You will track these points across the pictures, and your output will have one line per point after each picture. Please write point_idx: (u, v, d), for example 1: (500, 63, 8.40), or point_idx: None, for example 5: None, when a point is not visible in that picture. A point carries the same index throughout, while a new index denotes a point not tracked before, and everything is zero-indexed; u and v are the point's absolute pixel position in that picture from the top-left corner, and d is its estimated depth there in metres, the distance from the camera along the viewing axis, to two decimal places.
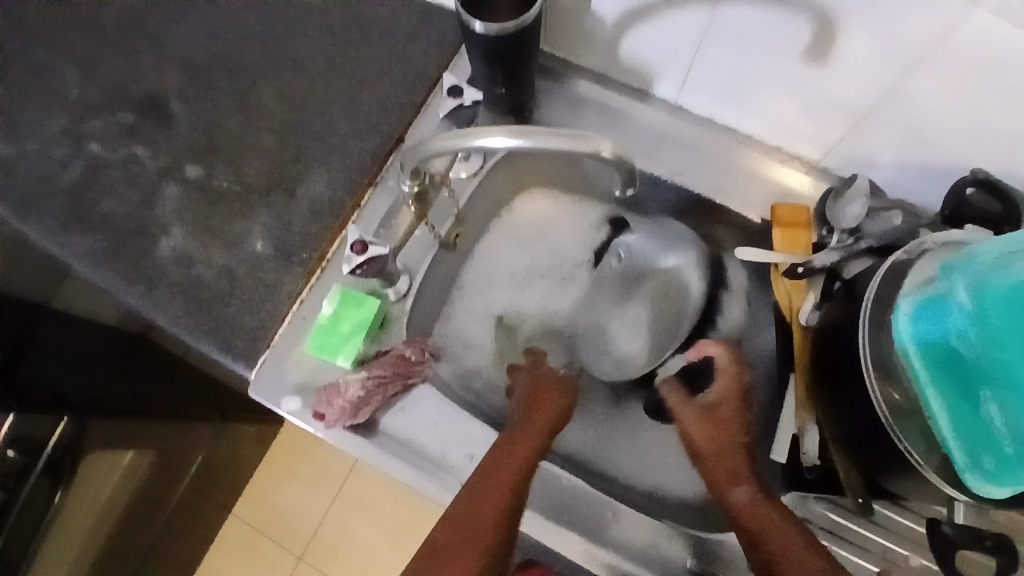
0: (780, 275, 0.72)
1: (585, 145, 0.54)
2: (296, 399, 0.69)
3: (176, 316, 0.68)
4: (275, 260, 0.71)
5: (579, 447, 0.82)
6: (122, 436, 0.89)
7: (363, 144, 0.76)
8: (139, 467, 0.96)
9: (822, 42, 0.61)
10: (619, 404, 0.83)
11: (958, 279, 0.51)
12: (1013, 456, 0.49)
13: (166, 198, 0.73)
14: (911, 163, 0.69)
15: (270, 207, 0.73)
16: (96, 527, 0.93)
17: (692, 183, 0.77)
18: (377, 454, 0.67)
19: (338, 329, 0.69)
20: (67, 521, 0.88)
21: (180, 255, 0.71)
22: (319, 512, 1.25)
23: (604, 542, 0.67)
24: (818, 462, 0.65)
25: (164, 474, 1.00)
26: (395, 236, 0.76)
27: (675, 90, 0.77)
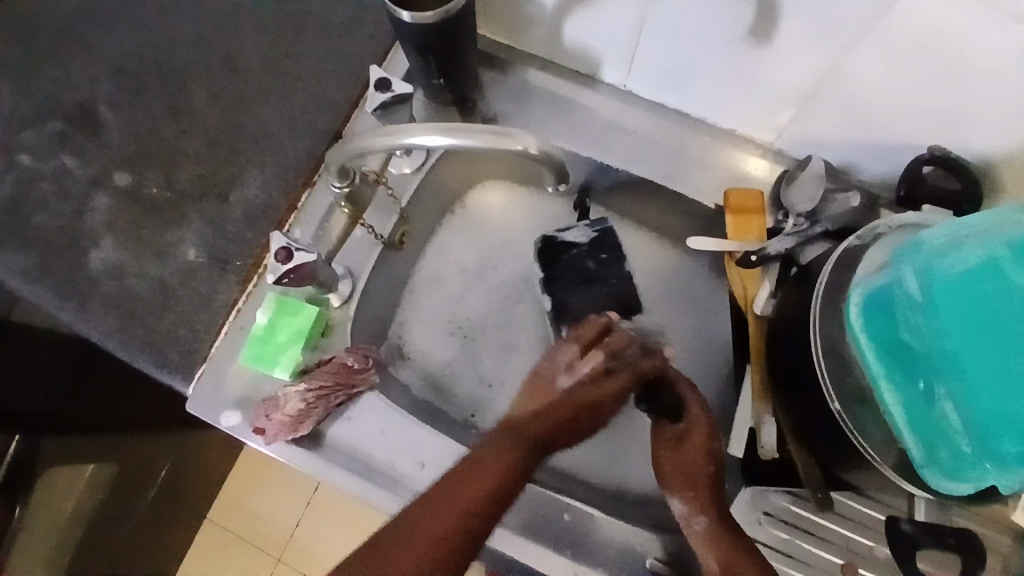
0: (732, 262, 0.69)
1: (507, 141, 0.53)
2: (236, 413, 0.66)
3: (110, 332, 0.64)
4: (209, 269, 0.67)
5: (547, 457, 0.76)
6: (75, 452, 0.85)
7: (298, 143, 0.73)
8: (100, 481, 0.91)
9: (761, 23, 0.59)
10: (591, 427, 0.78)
11: (908, 267, 0.48)
12: (971, 454, 0.46)
13: (96, 209, 0.69)
14: (861, 144, 0.66)
15: (204, 213, 0.69)
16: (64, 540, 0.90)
17: (641, 170, 0.75)
18: (323, 468, 0.65)
19: (274, 338, 0.66)
20: (31, 535, 0.87)
21: (113, 268, 0.67)
22: (291, 517, 1.21)
23: (562, 546, 0.64)
24: (776, 455, 0.63)
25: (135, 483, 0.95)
26: (331, 240, 0.72)
27: (621, 75, 0.74)
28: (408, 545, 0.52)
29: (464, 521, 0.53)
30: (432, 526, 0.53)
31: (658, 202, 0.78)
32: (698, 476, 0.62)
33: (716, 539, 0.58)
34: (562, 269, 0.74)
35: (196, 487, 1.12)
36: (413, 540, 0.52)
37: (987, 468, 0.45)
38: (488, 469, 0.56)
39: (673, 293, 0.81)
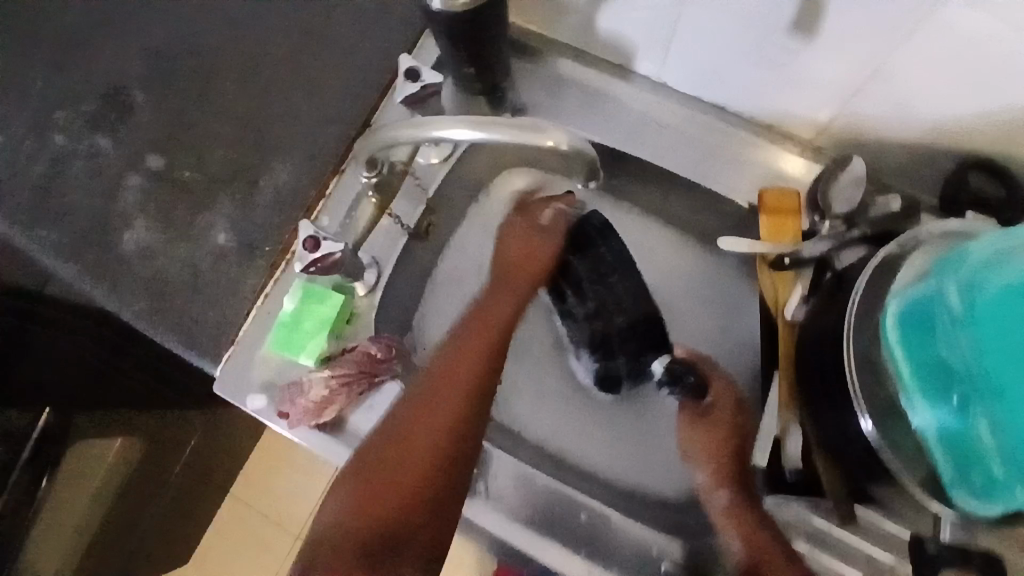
0: (764, 265, 0.69)
1: (537, 134, 0.52)
2: (262, 396, 0.67)
3: (141, 314, 0.65)
4: (238, 254, 0.68)
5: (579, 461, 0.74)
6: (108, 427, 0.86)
7: (328, 130, 0.73)
8: (129, 460, 0.90)
9: (807, 15, 0.56)
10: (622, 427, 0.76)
11: (951, 283, 0.47)
12: (1003, 478, 0.45)
13: (129, 191, 0.69)
14: (906, 145, 0.64)
15: (234, 198, 0.69)
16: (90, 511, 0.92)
17: (674, 164, 0.73)
18: (344, 455, 0.66)
19: (300, 325, 0.67)
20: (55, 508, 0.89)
21: (144, 251, 0.67)
22: (313, 498, 1.23)
23: (578, 543, 0.63)
24: (801, 465, 0.63)
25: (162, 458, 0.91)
26: (357, 230, 0.72)
27: (656, 66, 0.72)
28: (417, 443, 0.56)
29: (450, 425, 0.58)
30: (432, 415, 0.58)
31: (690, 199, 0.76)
32: (724, 446, 0.70)
33: (735, 517, 0.65)
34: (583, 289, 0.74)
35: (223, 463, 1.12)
36: (425, 428, 0.57)
37: (1019, 491, 0.45)
38: (467, 363, 0.62)
39: (700, 293, 0.80)
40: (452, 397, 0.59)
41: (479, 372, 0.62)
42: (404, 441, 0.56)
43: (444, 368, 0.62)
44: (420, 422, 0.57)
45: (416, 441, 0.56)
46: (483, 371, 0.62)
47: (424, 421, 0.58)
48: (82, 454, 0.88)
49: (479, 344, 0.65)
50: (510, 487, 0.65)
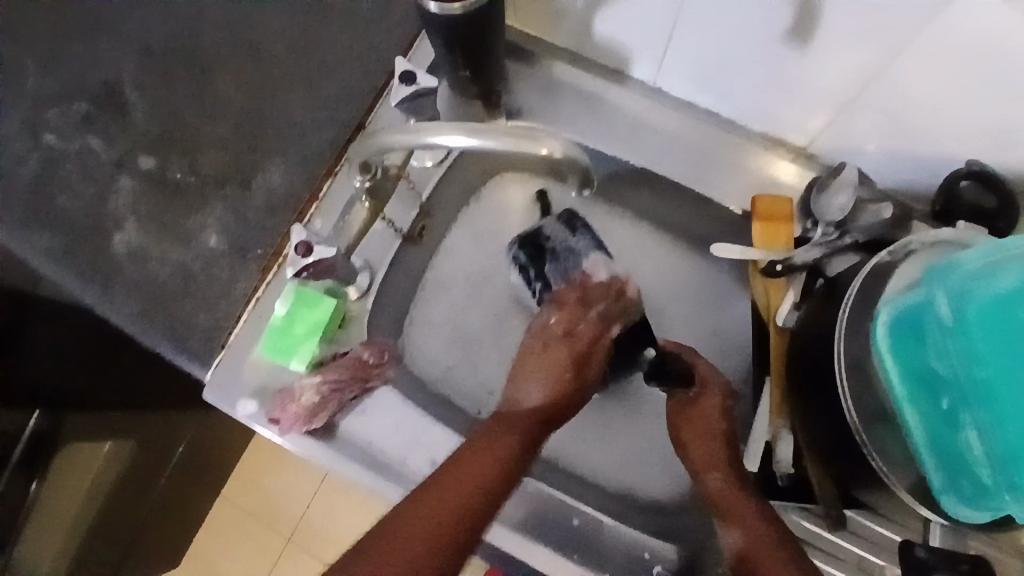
0: (757, 271, 0.69)
1: (531, 143, 0.52)
2: (253, 402, 0.67)
3: (130, 316, 0.64)
4: (230, 256, 0.68)
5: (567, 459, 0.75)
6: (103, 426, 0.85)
7: (323, 133, 0.73)
8: (122, 457, 0.88)
9: (803, 24, 0.57)
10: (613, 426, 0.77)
11: (940, 290, 0.46)
12: (991, 485, 0.45)
13: (120, 192, 0.68)
14: (897, 153, 0.64)
15: (227, 200, 0.69)
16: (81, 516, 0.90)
17: (671, 171, 0.73)
18: (336, 460, 0.65)
19: (293, 330, 0.67)
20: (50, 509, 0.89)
21: (135, 253, 0.66)
22: (305, 495, 1.21)
23: (571, 548, 0.64)
24: (792, 470, 0.62)
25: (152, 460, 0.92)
26: (349, 234, 0.71)
27: (652, 72, 0.73)
28: (423, 532, 0.50)
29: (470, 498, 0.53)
30: (450, 505, 0.52)
31: (683, 203, 0.77)
32: (711, 430, 0.67)
33: (732, 495, 0.61)
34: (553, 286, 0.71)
35: (214, 463, 1.11)
36: (434, 519, 0.51)
37: (1006, 499, 0.45)
38: (493, 453, 0.56)
39: (692, 297, 0.81)
40: (469, 493, 0.53)
41: (505, 463, 0.56)
42: (407, 532, 0.50)
43: (471, 459, 0.55)
44: (433, 515, 0.51)
45: (418, 535, 0.50)
46: (509, 464, 0.56)
47: (435, 515, 0.51)
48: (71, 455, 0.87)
49: (510, 435, 0.58)
50: None
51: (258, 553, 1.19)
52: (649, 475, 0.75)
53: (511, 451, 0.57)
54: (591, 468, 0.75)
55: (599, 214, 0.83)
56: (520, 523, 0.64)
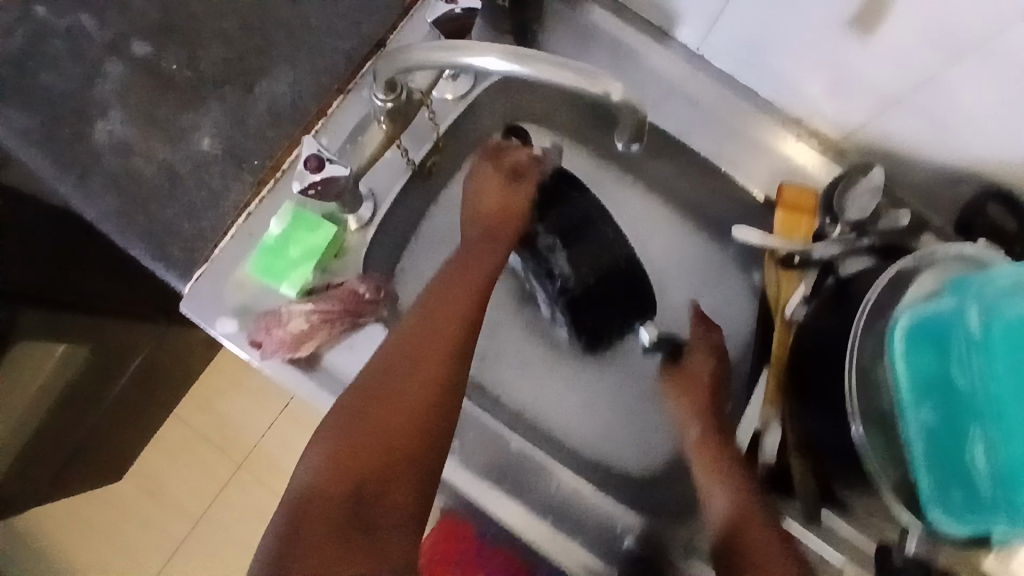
0: (771, 261, 0.69)
1: (593, 84, 0.49)
2: (233, 321, 0.62)
3: (108, 214, 0.59)
4: (223, 163, 0.62)
5: (548, 423, 0.74)
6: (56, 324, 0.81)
7: (338, 44, 0.67)
8: (66, 373, 0.82)
9: (869, 11, 0.54)
10: (598, 395, 0.76)
11: (971, 304, 0.46)
12: (988, 501, 0.46)
13: (108, 77, 0.62)
14: (930, 163, 0.63)
15: (224, 102, 0.63)
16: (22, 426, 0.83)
17: (697, 144, 0.72)
18: (315, 392, 0.63)
19: (285, 253, 0.62)
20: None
21: (119, 146, 0.61)
22: (263, 424, 1.16)
23: (545, 510, 0.63)
24: (774, 461, 0.63)
25: (107, 365, 0.86)
26: (360, 156, 0.66)
27: (698, 36, 0.69)
28: (392, 410, 0.52)
29: (431, 374, 0.54)
30: (412, 362, 0.54)
31: (702, 179, 0.74)
32: (698, 389, 0.68)
33: (711, 446, 0.64)
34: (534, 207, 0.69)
35: (169, 379, 1.05)
36: (402, 397, 0.52)
37: (998, 514, 0.46)
38: (436, 337, 0.56)
39: (697, 276, 0.79)
40: (425, 371, 0.54)
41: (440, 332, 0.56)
42: (369, 409, 0.52)
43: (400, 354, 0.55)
44: (394, 396, 0.52)
45: (388, 414, 0.51)
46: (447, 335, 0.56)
47: (397, 397, 0.52)
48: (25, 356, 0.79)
49: (449, 305, 0.58)
50: (478, 445, 0.64)
51: (206, 477, 1.15)
52: (627, 450, 0.74)
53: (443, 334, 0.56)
54: (569, 436, 0.74)
55: (612, 185, 0.80)
56: (497, 482, 0.63)
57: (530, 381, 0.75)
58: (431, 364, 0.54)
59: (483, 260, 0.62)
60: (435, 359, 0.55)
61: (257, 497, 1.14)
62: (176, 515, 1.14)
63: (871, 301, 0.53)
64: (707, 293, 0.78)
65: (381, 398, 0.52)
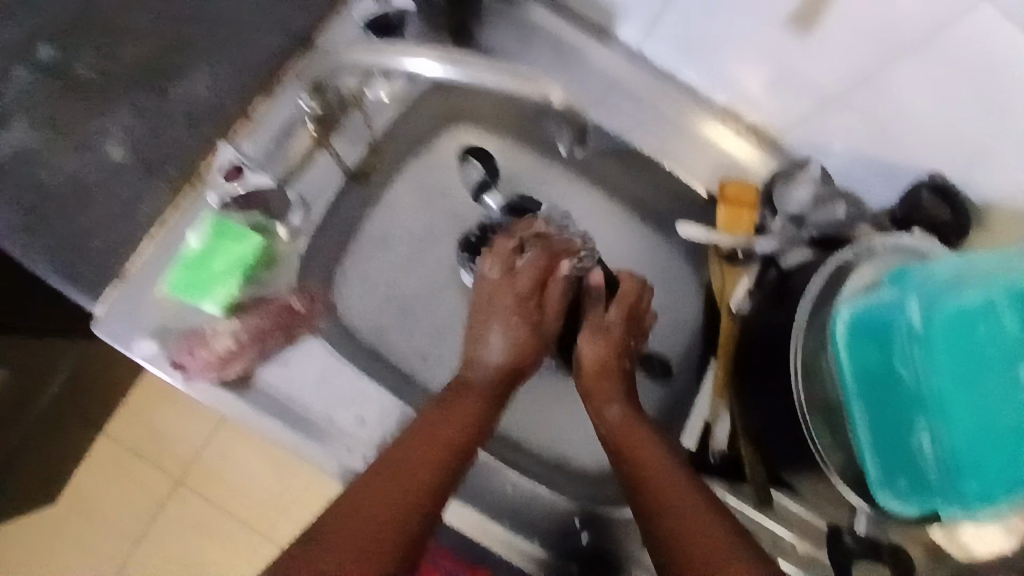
0: (715, 256, 0.69)
1: (529, 85, 0.47)
2: (153, 342, 0.57)
3: (8, 230, 0.53)
4: (134, 171, 0.57)
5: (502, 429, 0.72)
6: None
7: (267, 42, 0.64)
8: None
9: (810, 6, 0.56)
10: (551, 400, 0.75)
11: (911, 295, 0.45)
12: (935, 486, 0.46)
13: (11, 85, 0.55)
14: (866, 157, 0.64)
15: (136, 104, 0.58)
16: None
17: (643, 140, 0.70)
18: (247, 414, 0.58)
19: (207, 266, 0.58)
20: None
21: (22, 157, 0.54)
22: (201, 443, 1.10)
23: (500, 514, 0.62)
24: (726, 450, 0.63)
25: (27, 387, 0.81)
26: (287, 160, 0.63)
27: (639, 33, 0.69)
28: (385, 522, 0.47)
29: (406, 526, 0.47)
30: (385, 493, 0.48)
31: (647, 176, 0.74)
32: (614, 364, 0.64)
33: (633, 433, 0.58)
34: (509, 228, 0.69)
35: (98, 400, 1.00)
36: (359, 539, 0.45)
37: (943, 501, 0.46)
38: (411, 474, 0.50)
39: (645, 274, 0.78)
40: (404, 497, 0.48)
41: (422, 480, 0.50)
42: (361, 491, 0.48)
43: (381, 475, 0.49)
44: (348, 565, 0.44)
45: (369, 522, 0.46)
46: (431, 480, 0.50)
47: (371, 522, 0.46)
48: None
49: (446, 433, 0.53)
50: None
51: (141, 505, 1.08)
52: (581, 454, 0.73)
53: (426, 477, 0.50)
54: (524, 441, 0.72)
55: (557, 182, 0.79)
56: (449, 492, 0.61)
57: None
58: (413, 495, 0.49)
59: (467, 403, 0.56)
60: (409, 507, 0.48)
61: (205, 516, 1.08)
62: (111, 549, 1.06)
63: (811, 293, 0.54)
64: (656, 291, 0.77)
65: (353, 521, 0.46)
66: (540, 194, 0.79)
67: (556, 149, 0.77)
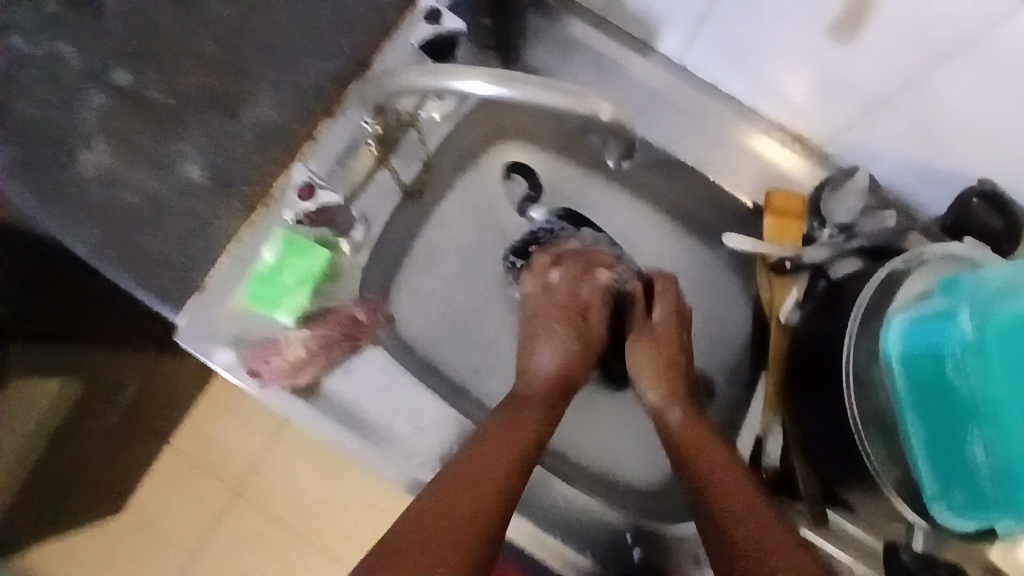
0: (764, 266, 0.69)
1: (579, 104, 0.49)
2: (229, 351, 0.61)
3: (95, 248, 0.57)
4: (210, 190, 0.61)
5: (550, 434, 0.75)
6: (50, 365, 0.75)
7: (322, 66, 0.66)
8: (58, 411, 0.81)
9: (852, 15, 0.55)
10: (597, 407, 0.77)
11: (963, 305, 0.46)
12: (990, 496, 0.47)
13: (90, 105, 0.59)
14: (913, 162, 0.64)
15: (207, 124, 0.62)
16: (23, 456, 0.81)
17: (684, 152, 0.72)
18: (313, 419, 0.62)
19: (279, 279, 0.62)
20: None
21: (104, 176, 0.58)
22: (256, 453, 1.14)
23: (553, 525, 0.63)
24: (778, 464, 0.63)
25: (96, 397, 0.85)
26: (351, 180, 0.67)
27: (678, 45, 0.70)
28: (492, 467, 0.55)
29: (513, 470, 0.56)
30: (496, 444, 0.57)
31: (694, 187, 0.75)
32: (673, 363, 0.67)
33: (693, 432, 0.62)
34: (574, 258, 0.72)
35: (161, 409, 1.04)
36: (485, 477, 0.54)
37: (1001, 511, 0.46)
38: (496, 470, 0.55)
39: (691, 283, 0.80)
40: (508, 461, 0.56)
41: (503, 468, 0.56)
42: (459, 486, 0.54)
43: (479, 469, 0.55)
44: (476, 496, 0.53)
45: (476, 503, 0.53)
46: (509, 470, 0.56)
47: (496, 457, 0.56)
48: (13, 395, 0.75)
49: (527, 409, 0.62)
50: None
51: (199, 509, 1.13)
52: (629, 462, 0.75)
53: (503, 470, 0.56)
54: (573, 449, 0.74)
55: (602, 198, 0.81)
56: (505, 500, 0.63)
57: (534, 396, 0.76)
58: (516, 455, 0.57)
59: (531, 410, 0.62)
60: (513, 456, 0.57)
61: (258, 526, 1.13)
62: (173, 549, 1.12)
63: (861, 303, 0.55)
64: (701, 299, 0.79)
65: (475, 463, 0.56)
66: (585, 205, 0.81)
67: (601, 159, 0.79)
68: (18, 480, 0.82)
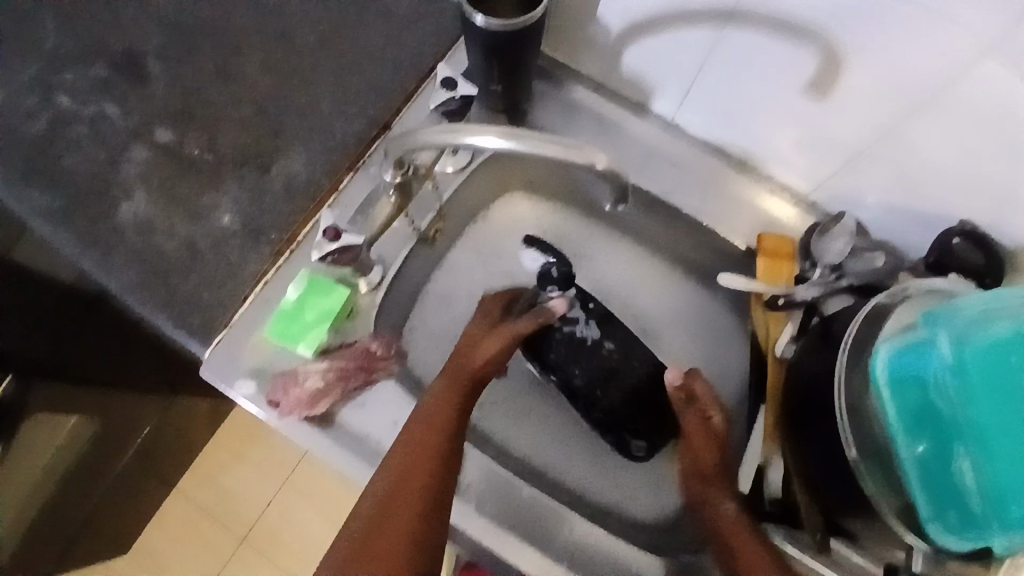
0: (759, 304, 0.73)
1: (580, 156, 0.53)
2: (251, 383, 0.64)
3: (129, 287, 0.61)
4: (243, 238, 0.65)
5: (554, 471, 0.77)
6: (72, 402, 0.78)
7: (347, 127, 0.71)
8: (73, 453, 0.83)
9: (826, 74, 0.61)
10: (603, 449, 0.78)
11: (942, 331, 0.50)
12: (979, 514, 0.49)
13: (133, 162, 0.65)
14: (896, 207, 0.69)
15: (243, 180, 0.66)
16: (32, 498, 0.82)
17: (681, 202, 0.77)
18: (330, 450, 0.65)
19: (301, 315, 0.66)
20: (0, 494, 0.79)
21: (142, 225, 0.63)
22: (265, 499, 1.15)
23: (561, 557, 0.64)
24: (780, 496, 0.66)
25: (111, 440, 0.87)
26: (372, 226, 0.71)
27: (673, 106, 0.76)
28: (417, 459, 0.57)
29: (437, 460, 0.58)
30: (420, 435, 0.59)
31: (690, 235, 0.80)
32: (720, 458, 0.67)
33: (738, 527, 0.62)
34: (586, 362, 0.73)
35: (172, 455, 1.06)
36: (413, 465, 0.57)
37: (994, 529, 0.48)
38: (411, 483, 0.56)
39: (690, 324, 0.83)
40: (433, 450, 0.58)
41: (413, 479, 0.56)
42: (377, 508, 0.55)
43: (401, 458, 0.58)
44: (407, 486, 0.56)
45: (407, 490, 0.56)
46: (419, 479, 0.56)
47: (423, 449, 0.58)
48: (35, 432, 0.78)
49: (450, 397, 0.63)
50: (491, 496, 0.66)
51: (205, 557, 1.13)
52: (633, 501, 0.77)
53: (416, 480, 0.56)
54: (578, 486, 0.76)
55: (602, 244, 0.86)
56: (514, 535, 0.64)
57: (539, 437, 0.78)
58: (438, 441, 0.59)
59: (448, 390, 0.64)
60: (436, 444, 0.59)
61: (262, 574, 1.12)
62: None
63: (849, 336, 0.58)
64: (701, 339, 0.82)
65: (402, 456, 0.58)
66: (588, 251, 0.86)
67: (601, 207, 0.84)
68: (26, 523, 0.83)
